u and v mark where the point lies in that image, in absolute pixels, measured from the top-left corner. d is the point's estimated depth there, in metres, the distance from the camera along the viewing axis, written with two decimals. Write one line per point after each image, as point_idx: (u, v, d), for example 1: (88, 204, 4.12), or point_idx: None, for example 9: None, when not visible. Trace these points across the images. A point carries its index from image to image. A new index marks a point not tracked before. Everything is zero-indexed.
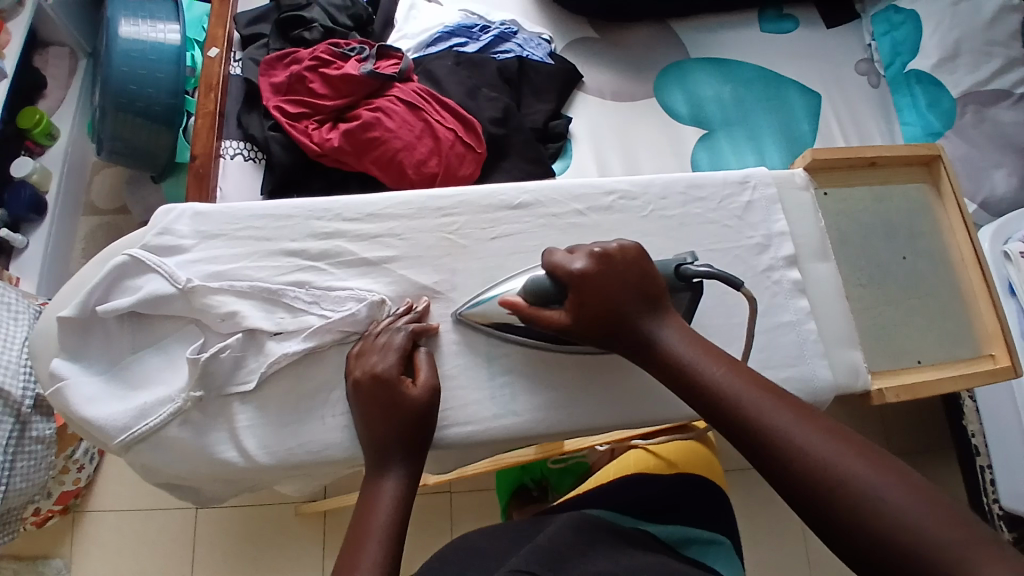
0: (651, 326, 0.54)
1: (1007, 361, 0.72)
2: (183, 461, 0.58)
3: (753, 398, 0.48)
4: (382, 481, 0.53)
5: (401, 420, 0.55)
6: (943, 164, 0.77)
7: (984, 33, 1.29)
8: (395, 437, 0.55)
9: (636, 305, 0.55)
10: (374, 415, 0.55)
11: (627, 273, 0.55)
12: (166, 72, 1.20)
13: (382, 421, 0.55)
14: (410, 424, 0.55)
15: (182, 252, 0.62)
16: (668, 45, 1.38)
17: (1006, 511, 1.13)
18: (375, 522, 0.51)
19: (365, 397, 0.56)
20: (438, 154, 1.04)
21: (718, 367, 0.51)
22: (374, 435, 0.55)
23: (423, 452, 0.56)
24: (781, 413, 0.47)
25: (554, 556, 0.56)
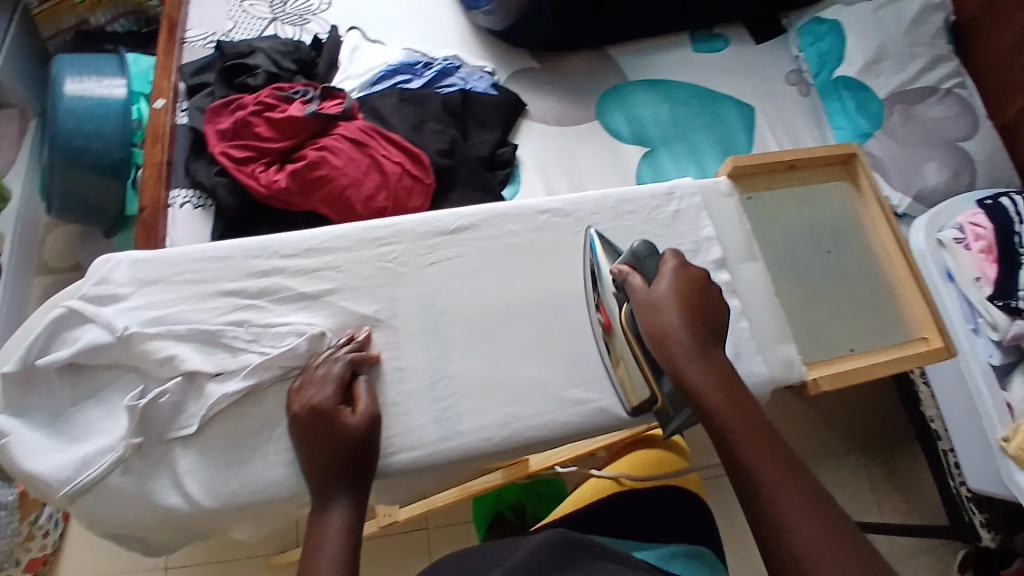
0: (686, 353, 0.55)
1: (940, 341, 0.74)
2: (128, 509, 0.58)
3: (753, 455, 0.50)
4: (328, 510, 0.53)
5: (342, 447, 0.56)
6: (861, 162, 0.81)
7: (903, 38, 1.36)
8: (336, 465, 0.55)
9: (684, 333, 0.56)
10: (314, 444, 0.56)
11: (697, 302, 0.58)
12: (113, 126, 1.22)
13: (323, 450, 0.55)
14: (351, 450, 0.56)
15: (121, 301, 0.63)
16: (607, 71, 1.44)
17: (973, 491, 1.15)
18: (321, 555, 0.50)
19: (305, 430, 0.57)
20: (386, 188, 1.05)
21: (735, 413, 0.52)
22: (317, 466, 0.55)
23: (367, 477, 0.56)
24: (773, 477, 0.48)
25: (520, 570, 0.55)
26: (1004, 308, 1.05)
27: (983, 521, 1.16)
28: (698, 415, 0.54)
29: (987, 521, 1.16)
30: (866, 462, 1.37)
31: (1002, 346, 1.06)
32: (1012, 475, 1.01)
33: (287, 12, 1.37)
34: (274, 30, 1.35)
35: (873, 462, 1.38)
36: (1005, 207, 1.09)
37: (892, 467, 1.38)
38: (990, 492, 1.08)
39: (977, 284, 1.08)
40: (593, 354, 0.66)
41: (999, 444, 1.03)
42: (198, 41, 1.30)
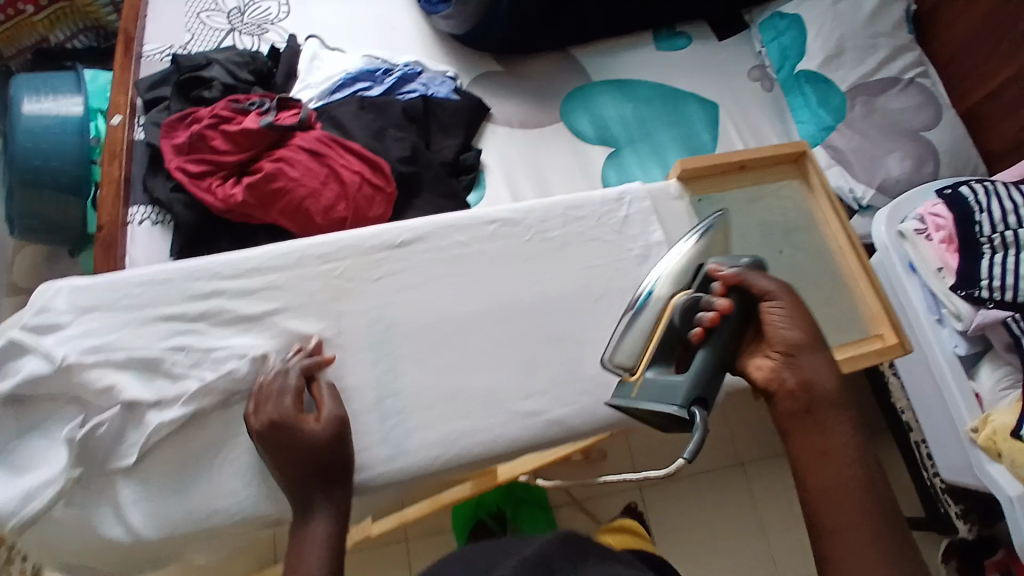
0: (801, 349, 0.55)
1: (894, 339, 0.75)
2: (75, 537, 0.58)
3: (849, 480, 0.51)
4: (308, 522, 0.52)
5: (310, 458, 0.55)
6: (810, 159, 0.81)
7: (864, 29, 1.36)
8: (302, 476, 0.54)
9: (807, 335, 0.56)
10: (283, 456, 0.55)
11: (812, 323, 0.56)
12: (71, 144, 1.19)
13: (293, 459, 0.55)
14: (320, 459, 0.55)
15: (60, 330, 0.62)
16: (571, 72, 1.43)
17: (947, 483, 1.16)
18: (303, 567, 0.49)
19: (268, 443, 0.56)
20: (346, 198, 1.05)
21: (841, 435, 0.53)
22: (288, 477, 0.54)
23: (339, 485, 0.56)
24: (865, 505, 0.50)
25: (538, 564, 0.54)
26: (967, 298, 1.02)
27: (959, 513, 1.18)
28: (797, 427, 0.54)
29: (962, 513, 1.17)
30: None
31: (968, 336, 1.05)
32: (983, 465, 1.01)
33: (245, 22, 1.35)
34: (232, 41, 1.33)
35: None
36: (965, 197, 1.06)
37: None
38: (962, 481, 1.09)
39: (940, 274, 1.08)
40: (544, 362, 0.66)
41: (969, 435, 1.03)
42: (156, 54, 1.29)
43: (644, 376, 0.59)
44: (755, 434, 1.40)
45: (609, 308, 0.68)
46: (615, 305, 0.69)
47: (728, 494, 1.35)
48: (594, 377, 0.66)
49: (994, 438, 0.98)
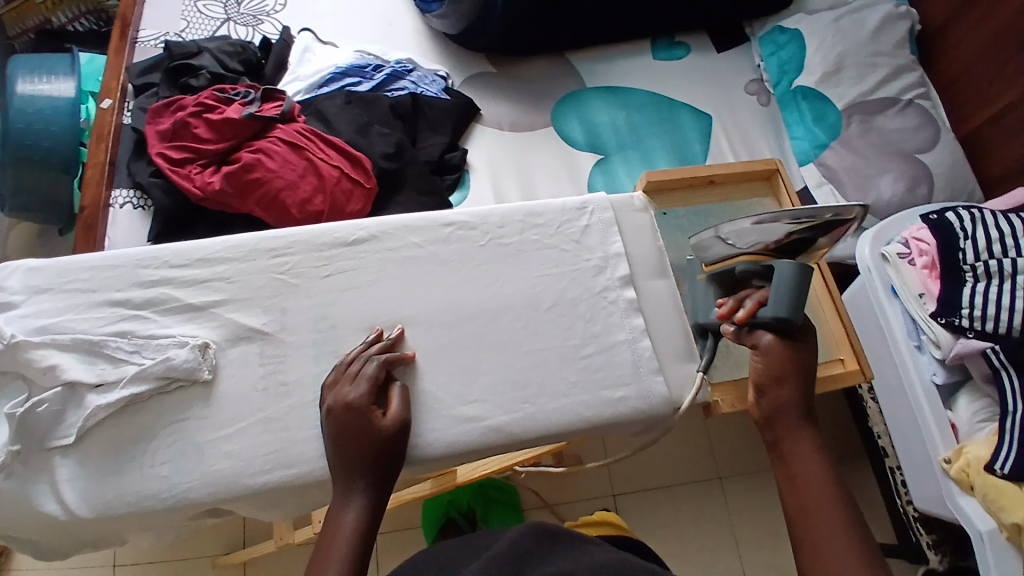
0: (782, 392, 0.59)
1: (855, 364, 0.73)
2: (12, 513, 0.59)
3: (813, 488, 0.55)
4: (345, 506, 0.54)
5: (370, 445, 0.57)
6: (781, 178, 0.80)
7: (867, 45, 1.34)
8: (362, 462, 0.56)
9: (790, 379, 0.59)
10: (341, 441, 0.57)
11: (798, 361, 0.59)
12: (61, 125, 1.19)
13: (349, 444, 0.57)
14: (381, 448, 0.57)
15: (13, 308, 0.63)
16: (565, 77, 1.42)
17: (920, 512, 1.13)
18: (330, 554, 0.52)
19: (337, 426, 0.58)
20: (323, 191, 1.05)
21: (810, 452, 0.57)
22: (346, 460, 0.56)
23: (392, 473, 0.58)
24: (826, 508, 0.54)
25: (504, 558, 0.55)
26: (948, 326, 0.99)
27: (930, 542, 1.14)
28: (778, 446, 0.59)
29: (934, 543, 1.14)
30: None
31: (947, 365, 1.03)
32: (954, 498, 0.99)
33: (241, 13, 1.36)
34: (227, 31, 1.34)
35: None
36: (950, 222, 1.04)
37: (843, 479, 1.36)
38: (935, 512, 1.06)
39: (921, 300, 1.05)
40: (489, 369, 0.65)
41: (941, 465, 1.00)
42: (150, 40, 1.29)
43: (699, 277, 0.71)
44: (734, 449, 1.38)
45: (560, 316, 0.68)
46: (565, 315, 0.68)
47: (699, 509, 1.33)
48: (538, 387, 0.65)
49: (967, 470, 0.95)
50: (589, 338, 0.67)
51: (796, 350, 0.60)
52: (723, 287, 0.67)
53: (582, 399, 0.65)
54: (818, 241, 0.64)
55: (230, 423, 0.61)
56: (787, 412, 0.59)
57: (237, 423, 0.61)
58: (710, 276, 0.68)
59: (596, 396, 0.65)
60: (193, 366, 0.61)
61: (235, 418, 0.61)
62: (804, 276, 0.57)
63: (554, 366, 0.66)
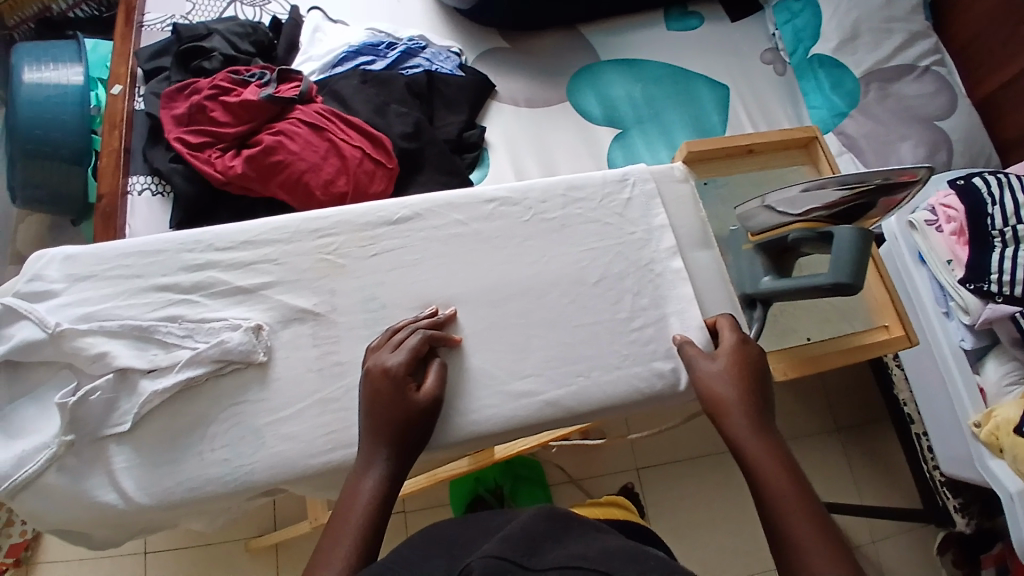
0: (734, 426, 0.58)
1: (900, 330, 0.74)
2: (64, 507, 0.58)
3: (773, 483, 0.53)
4: (365, 472, 0.55)
5: (399, 416, 0.57)
6: (820, 145, 0.81)
7: (879, 14, 1.31)
8: (392, 430, 0.56)
9: (740, 404, 0.58)
10: (371, 410, 0.57)
11: (738, 372, 0.61)
12: (72, 114, 1.15)
13: (377, 414, 0.56)
14: (408, 420, 0.57)
15: (53, 298, 0.62)
16: (579, 50, 1.40)
17: (947, 476, 1.13)
18: (343, 527, 0.52)
19: (371, 392, 0.57)
20: (346, 173, 1.03)
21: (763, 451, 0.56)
22: (373, 426, 0.56)
23: (415, 445, 0.58)
24: (790, 497, 0.52)
25: (516, 539, 0.48)
26: (977, 291, 0.99)
27: (957, 505, 1.15)
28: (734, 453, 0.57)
29: (960, 506, 1.14)
30: (842, 442, 1.38)
31: (975, 329, 1.02)
32: (984, 461, 0.99)
33: None
34: (234, 12, 1.31)
35: (850, 442, 1.38)
36: (978, 187, 1.03)
37: (868, 445, 1.38)
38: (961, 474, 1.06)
39: (948, 266, 1.04)
40: (539, 345, 0.65)
41: (971, 429, 1.00)
42: (156, 23, 1.26)
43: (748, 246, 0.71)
44: None
45: (608, 289, 0.67)
46: (612, 289, 0.67)
47: (723, 482, 1.34)
48: (588, 362, 0.65)
49: (996, 433, 0.95)
50: (637, 311, 0.67)
51: (735, 364, 0.61)
52: (768, 255, 0.68)
53: (632, 374, 0.65)
54: (871, 209, 0.66)
55: (287, 406, 0.61)
56: (746, 442, 0.56)
57: (294, 405, 0.61)
58: (756, 245, 0.69)
59: (648, 368, 0.65)
60: (248, 349, 0.61)
61: (291, 400, 0.61)
62: (862, 241, 0.58)
63: (604, 340, 0.66)
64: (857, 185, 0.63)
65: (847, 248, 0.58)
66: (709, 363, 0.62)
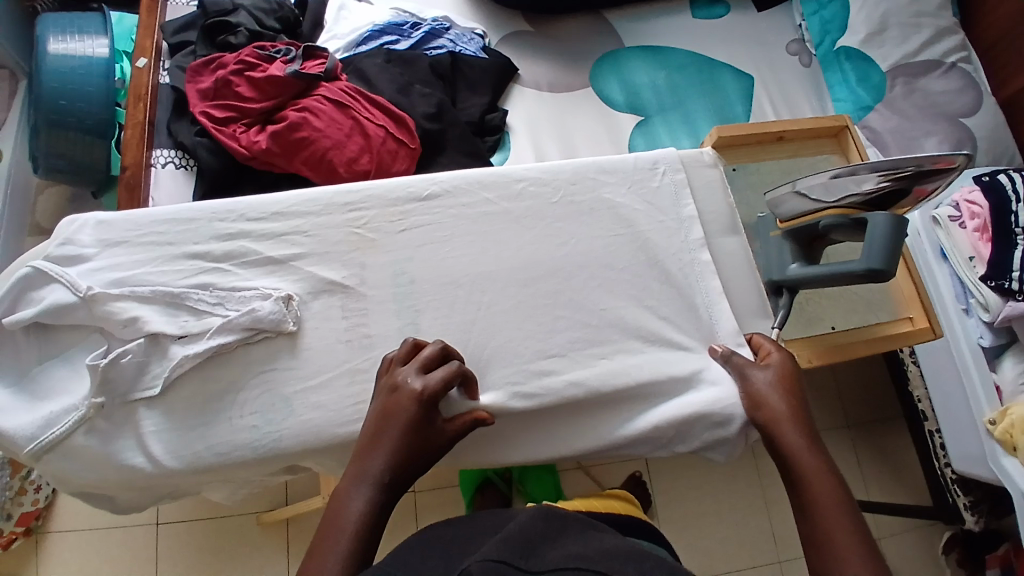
0: (787, 433, 0.58)
1: (924, 323, 0.74)
2: (92, 469, 0.59)
3: (819, 489, 0.54)
4: (350, 492, 0.53)
5: (414, 436, 0.55)
6: (850, 134, 0.81)
7: (909, 7, 1.30)
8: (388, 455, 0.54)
9: (793, 415, 0.59)
10: (381, 428, 0.55)
11: (791, 387, 0.61)
12: (96, 85, 1.13)
13: (399, 434, 0.55)
14: (424, 441, 0.56)
15: (84, 262, 0.63)
16: (603, 36, 1.39)
17: (958, 474, 1.11)
18: (332, 540, 0.51)
19: (377, 419, 0.56)
20: (369, 151, 1.03)
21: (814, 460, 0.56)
22: (363, 450, 0.55)
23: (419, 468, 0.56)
24: (837, 507, 0.52)
25: (516, 539, 0.48)
26: (997, 288, 0.96)
27: (967, 503, 1.13)
28: (780, 459, 0.57)
29: (971, 504, 1.12)
30: (853, 438, 1.38)
31: (994, 327, 1.00)
32: (998, 459, 0.97)
33: None
34: None
35: (861, 438, 1.38)
36: (1003, 184, 1.00)
37: (879, 442, 1.38)
38: (974, 474, 1.04)
39: (970, 263, 1.01)
40: (564, 324, 0.66)
41: (985, 426, 0.98)
42: None
43: (776, 234, 0.72)
44: None
45: (634, 271, 0.68)
46: (635, 272, 0.68)
47: (731, 472, 1.34)
48: (611, 343, 0.66)
49: (1011, 431, 0.94)
50: (661, 294, 0.68)
51: (788, 380, 0.62)
52: (798, 242, 0.69)
53: (654, 356, 0.66)
54: (904, 198, 0.67)
55: (315, 376, 0.62)
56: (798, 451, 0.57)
57: (322, 375, 0.62)
58: (784, 232, 0.70)
59: (670, 350, 0.66)
60: (278, 317, 0.62)
61: (320, 370, 0.62)
62: (897, 226, 0.59)
63: (627, 323, 0.67)
64: (891, 174, 0.63)
65: (882, 232, 0.59)
66: (759, 373, 0.62)
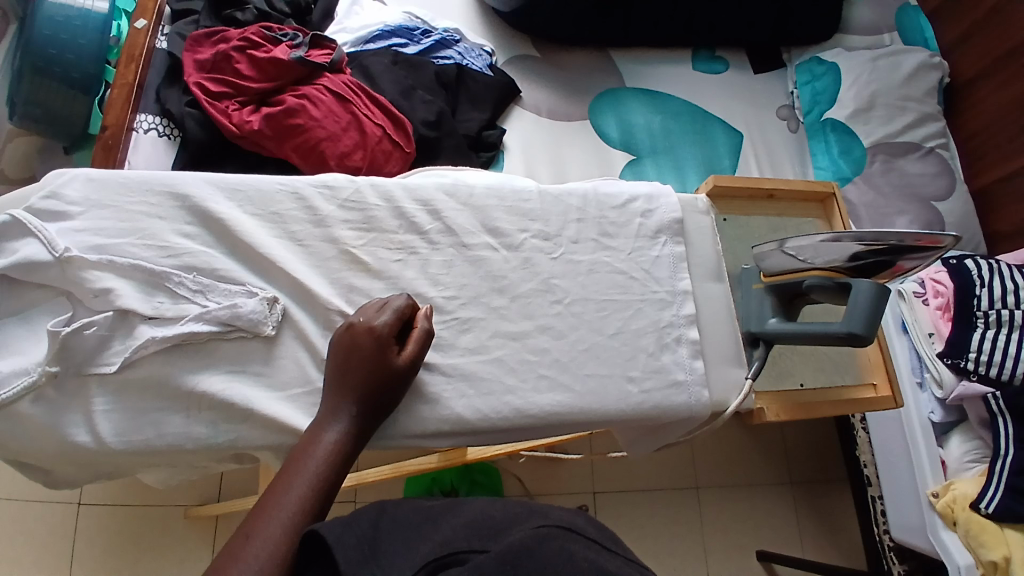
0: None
1: (887, 391, 0.77)
2: (34, 438, 0.56)
3: None
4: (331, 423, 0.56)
5: (376, 378, 0.57)
6: (836, 202, 0.85)
7: (896, 91, 1.36)
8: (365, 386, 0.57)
9: None
10: (346, 365, 0.58)
11: None
12: (89, 39, 1.08)
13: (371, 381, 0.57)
14: (397, 374, 0.58)
15: (66, 220, 0.60)
16: (606, 73, 1.42)
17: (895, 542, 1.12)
18: (301, 470, 0.53)
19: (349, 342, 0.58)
20: (363, 148, 1.02)
21: None
22: (343, 378, 0.57)
23: (384, 408, 0.59)
24: None
25: None
26: (952, 367, 0.99)
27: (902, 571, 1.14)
28: None
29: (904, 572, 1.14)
30: (795, 495, 1.41)
31: (946, 404, 1.02)
32: (937, 531, 1.00)
33: None
34: None
35: (803, 497, 1.41)
36: (969, 268, 1.02)
37: (823, 504, 1.41)
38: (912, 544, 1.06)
39: (929, 339, 1.04)
40: (542, 346, 0.66)
41: (929, 499, 1.00)
42: None
43: (758, 286, 0.73)
44: (715, 461, 1.40)
45: (617, 303, 0.69)
46: (619, 304, 0.69)
47: (672, 516, 1.34)
48: (587, 371, 0.66)
49: (953, 506, 0.96)
50: (641, 332, 0.68)
51: None
52: (779, 297, 0.71)
53: (626, 390, 0.66)
54: (884, 271, 0.69)
55: (286, 386, 0.60)
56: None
57: (293, 388, 0.61)
58: (768, 285, 0.72)
59: (644, 388, 0.66)
60: (259, 318, 0.60)
61: (292, 381, 0.61)
62: (879, 296, 0.62)
63: (605, 355, 0.66)
64: (871, 244, 0.65)
65: (863, 301, 0.62)
66: None
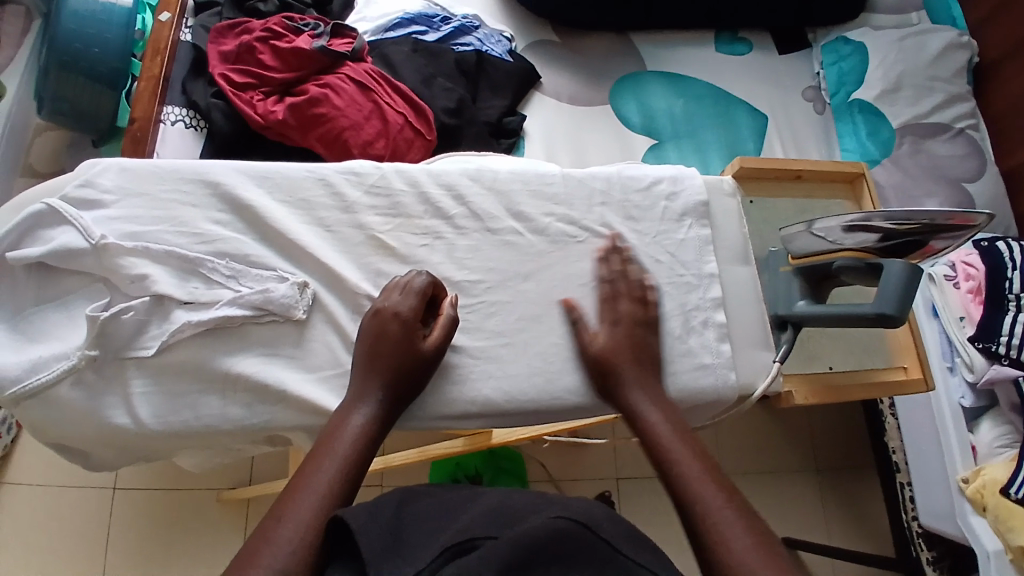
0: (726, 529, 0.46)
1: (918, 373, 0.76)
2: (76, 421, 0.58)
3: None
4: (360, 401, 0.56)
5: (405, 361, 0.58)
6: (865, 182, 0.84)
7: (925, 70, 1.33)
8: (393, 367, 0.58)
9: None
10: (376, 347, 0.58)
11: None
12: (116, 34, 1.10)
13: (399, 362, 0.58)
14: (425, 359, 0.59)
15: (102, 208, 0.61)
16: (626, 56, 1.40)
17: (924, 528, 1.12)
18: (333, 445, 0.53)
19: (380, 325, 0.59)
20: (386, 137, 1.03)
21: None
22: (372, 359, 0.58)
23: (411, 394, 0.60)
24: None
25: None
26: (983, 351, 0.97)
27: (930, 558, 1.14)
28: None
29: (934, 559, 1.13)
30: (820, 482, 1.40)
31: (976, 389, 1.01)
32: (966, 516, 0.98)
33: None
34: None
35: (829, 484, 1.40)
36: (1000, 250, 1.01)
37: (848, 491, 1.40)
38: (942, 530, 1.05)
39: (959, 323, 1.02)
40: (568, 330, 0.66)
41: (958, 484, 0.99)
42: None
43: (786, 269, 0.73)
44: (738, 447, 1.40)
45: None
46: None
47: None
48: None
49: (982, 491, 0.94)
50: (668, 315, 0.68)
51: None
52: (808, 280, 0.70)
53: None
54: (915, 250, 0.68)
55: (317, 370, 0.61)
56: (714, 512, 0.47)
57: (324, 371, 0.61)
58: (795, 268, 0.71)
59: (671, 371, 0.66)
60: (290, 303, 0.61)
61: (322, 365, 0.62)
62: (911, 275, 0.60)
63: None
64: (903, 222, 0.64)
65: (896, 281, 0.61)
66: None
